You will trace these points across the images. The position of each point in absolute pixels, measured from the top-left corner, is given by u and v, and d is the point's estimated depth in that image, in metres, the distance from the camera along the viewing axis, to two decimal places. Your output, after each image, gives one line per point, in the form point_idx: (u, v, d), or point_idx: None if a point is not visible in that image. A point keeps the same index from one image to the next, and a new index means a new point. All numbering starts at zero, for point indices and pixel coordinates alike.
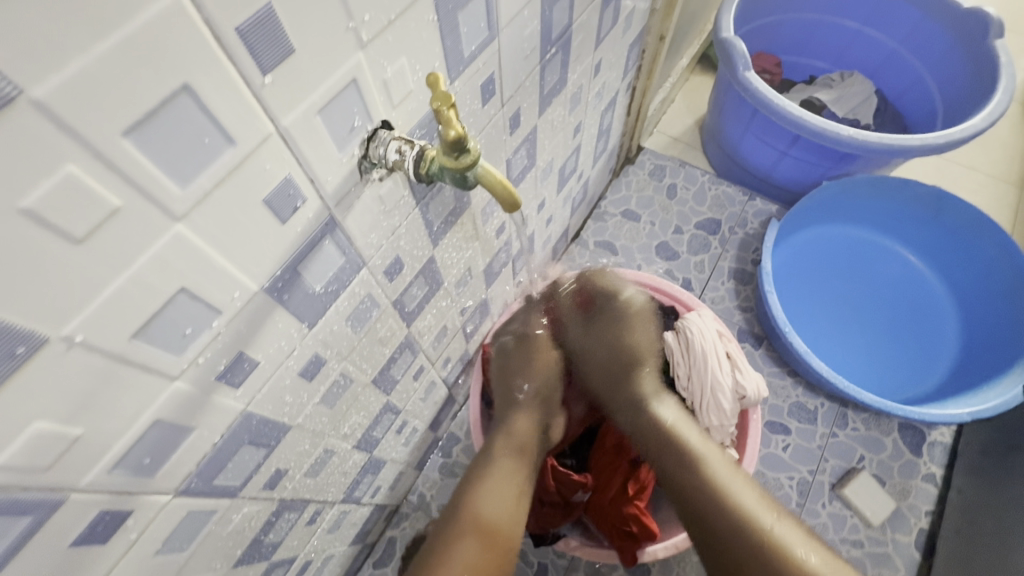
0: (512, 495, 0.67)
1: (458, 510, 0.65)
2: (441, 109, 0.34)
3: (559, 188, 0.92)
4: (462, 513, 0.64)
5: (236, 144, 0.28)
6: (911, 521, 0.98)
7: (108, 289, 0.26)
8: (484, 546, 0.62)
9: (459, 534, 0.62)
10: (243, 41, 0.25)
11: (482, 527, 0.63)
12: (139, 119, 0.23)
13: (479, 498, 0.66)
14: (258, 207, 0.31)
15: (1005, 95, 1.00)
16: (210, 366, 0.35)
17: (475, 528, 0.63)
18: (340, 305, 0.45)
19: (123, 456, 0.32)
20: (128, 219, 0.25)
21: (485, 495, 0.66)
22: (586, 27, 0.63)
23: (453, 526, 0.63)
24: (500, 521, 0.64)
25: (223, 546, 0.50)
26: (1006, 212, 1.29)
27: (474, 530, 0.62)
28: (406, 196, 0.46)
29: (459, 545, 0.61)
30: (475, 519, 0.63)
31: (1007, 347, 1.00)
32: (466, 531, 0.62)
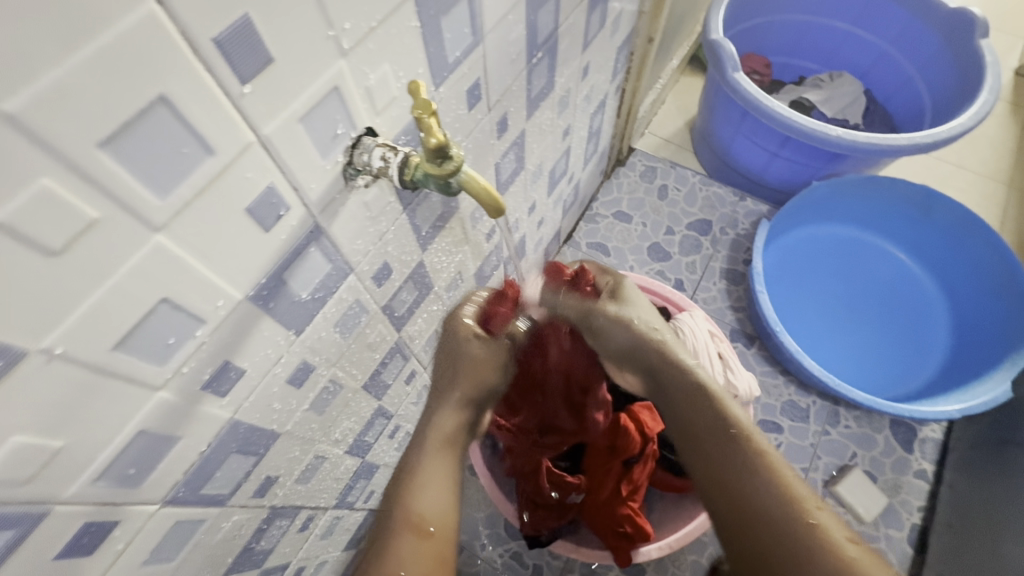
0: (446, 488, 0.57)
1: (391, 509, 0.56)
2: (422, 117, 0.34)
3: (550, 191, 0.92)
4: (397, 510, 0.55)
5: (215, 154, 0.28)
6: (903, 517, 0.99)
7: (87, 301, 0.26)
8: (420, 539, 0.53)
9: (393, 532, 0.54)
10: (221, 51, 0.25)
11: (417, 520, 0.54)
12: (116, 130, 0.23)
13: (414, 498, 0.55)
14: (240, 216, 0.31)
15: (991, 94, 1.01)
16: (195, 375, 0.35)
17: (410, 522, 0.54)
18: (327, 311, 0.45)
19: (107, 467, 0.32)
20: (106, 230, 0.25)
21: (420, 493, 0.56)
22: (572, 31, 0.64)
23: (388, 525, 0.54)
24: (438, 515, 0.55)
25: (213, 554, 0.50)
26: (994, 209, 1.31)
27: (411, 526, 0.54)
28: (394, 201, 0.46)
29: (394, 544, 0.52)
30: (409, 515, 0.54)
31: (997, 343, 1.01)
32: (402, 527, 0.53)
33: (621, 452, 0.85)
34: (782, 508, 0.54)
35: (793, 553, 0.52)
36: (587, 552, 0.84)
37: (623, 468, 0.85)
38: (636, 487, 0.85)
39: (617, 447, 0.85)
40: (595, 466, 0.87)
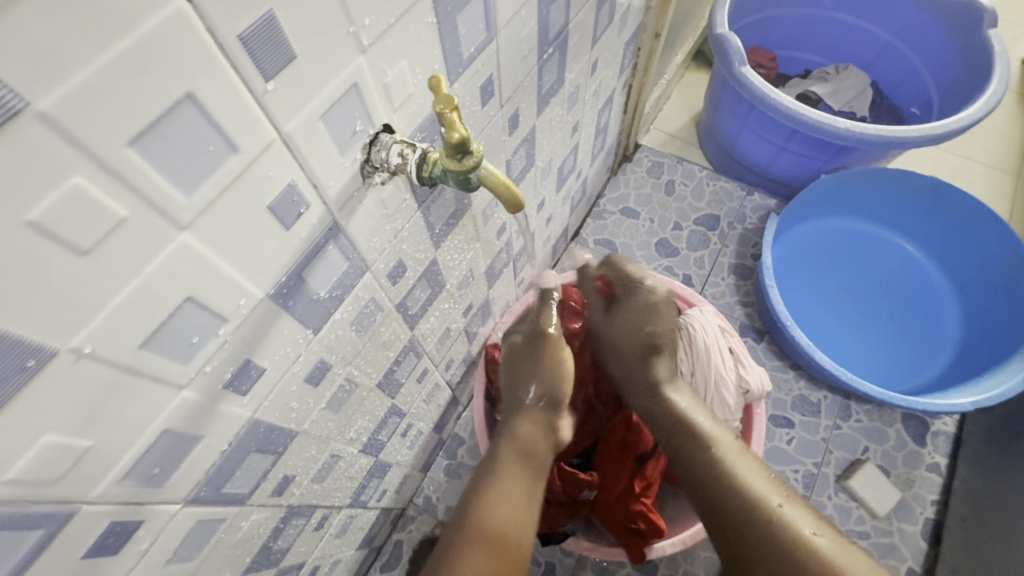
0: (522, 503, 0.57)
1: (465, 517, 0.54)
2: (444, 112, 0.34)
3: (558, 188, 0.92)
4: (469, 521, 0.54)
5: (239, 151, 0.28)
6: (916, 511, 0.99)
7: (114, 300, 0.26)
8: (493, 556, 0.51)
9: (466, 541, 0.52)
10: (245, 48, 0.25)
11: (492, 534, 0.53)
12: (144, 127, 0.23)
13: (488, 509, 0.55)
14: (263, 214, 0.31)
15: (1002, 84, 1.00)
16: (217, 374, 0.35)
17: (484, 536, 0.52)
18: (344, 310, 0.45)
19: (132, 467, 0.32)
20: (134, 228, 0.25)
21: (495, 502, 0.55)
22: (582, 26, 0.63)
23: (461, 534, 0.53)
24: (512, 530, 0.54)
25: (232, 553, 0.50)
26: (1004, 201, 1.30)
27: (487, 538, 0.52)
28: (409, 199, 0.46)
29: (470, 556, 0.50)
30: (484, 527, 0.53)
31: (1009, 335, 1.01)
32: (476, 538, 0.52)
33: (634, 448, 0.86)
34: (757, 527, 0.55)
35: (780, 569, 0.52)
36: (603, 549, 0.82)
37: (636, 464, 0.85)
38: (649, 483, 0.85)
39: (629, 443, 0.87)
40: (607, 463, 0.87)
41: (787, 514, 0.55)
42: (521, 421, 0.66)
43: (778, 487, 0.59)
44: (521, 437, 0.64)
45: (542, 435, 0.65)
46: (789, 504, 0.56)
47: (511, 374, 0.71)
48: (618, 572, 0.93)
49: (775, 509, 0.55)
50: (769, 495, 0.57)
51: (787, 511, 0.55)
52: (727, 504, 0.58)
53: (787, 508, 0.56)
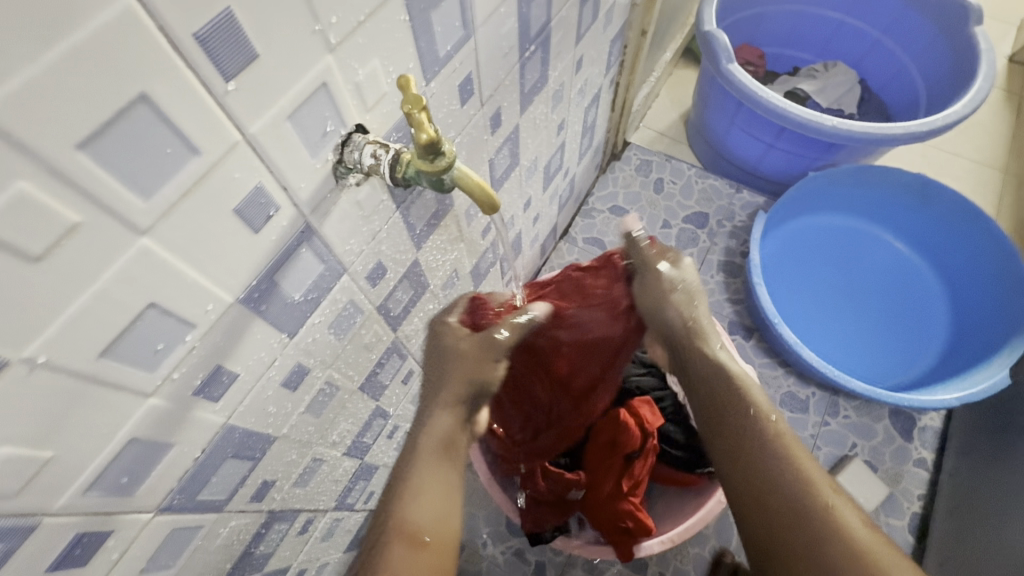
0: (439, 491, 0.54)
1: (384, 518, 0.52)
2: (413, 112, 0.33)
3: (546, 186, 0.91)
4: (388, 522, 0.51)
5: (201, 154, 0.27)
6: (904, 505, 1.00)
7: (71, 308, 0.25)
8: (415, 551, 0.50)
9: (383, 544, 0.50)
10: (203, 48, 0.25)
11: (411, 531, 0.50)
12: (95, 130, 0.22)
13: (402, 504, 0.52)
14: (229, 217, 0.31)
15: (987, 81, 1.00)
16: (187, 381, 0.34)
17: (404, 533, 0.50)
18: (321, 313, 0.44)
19: (98, 476, 0.31)
20: (88, 234, 0.24)
21: (407, 498, 0.52)
22: (565, 23, 0.63)
23: (379, 538, 0.50)
24: (433, 521, 0.52)
25: (212, 560, 0.49)
26: (990, 197, 1.31)
27: (404, 536, 0.50)
28: (387, 199, 0.45)
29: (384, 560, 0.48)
30: (403, 524, 0.51)
31: (994, 330, 1.02)
32: (392, 538, 0.50)
33: (621, 447, 0.83)
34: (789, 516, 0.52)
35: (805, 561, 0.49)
36: (591, 549, 0.83)
37: (624, 463, 0.84)
38: (637, 482, 0.84)
39: (617, 443, 0.84)
40: (596, 462, 0.86)
41: (841, 514, 0.50)
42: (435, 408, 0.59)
43: (827, 485, 0.53)
44: (436, 427, 0.58)
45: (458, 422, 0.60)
46: (842, 503, 0.51)
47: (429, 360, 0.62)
48: (608, 570, 0.93)
49: (826, 500, 0.51)
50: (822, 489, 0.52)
51: (840, 509, 0.50)
52: (779, 493, 0.52)
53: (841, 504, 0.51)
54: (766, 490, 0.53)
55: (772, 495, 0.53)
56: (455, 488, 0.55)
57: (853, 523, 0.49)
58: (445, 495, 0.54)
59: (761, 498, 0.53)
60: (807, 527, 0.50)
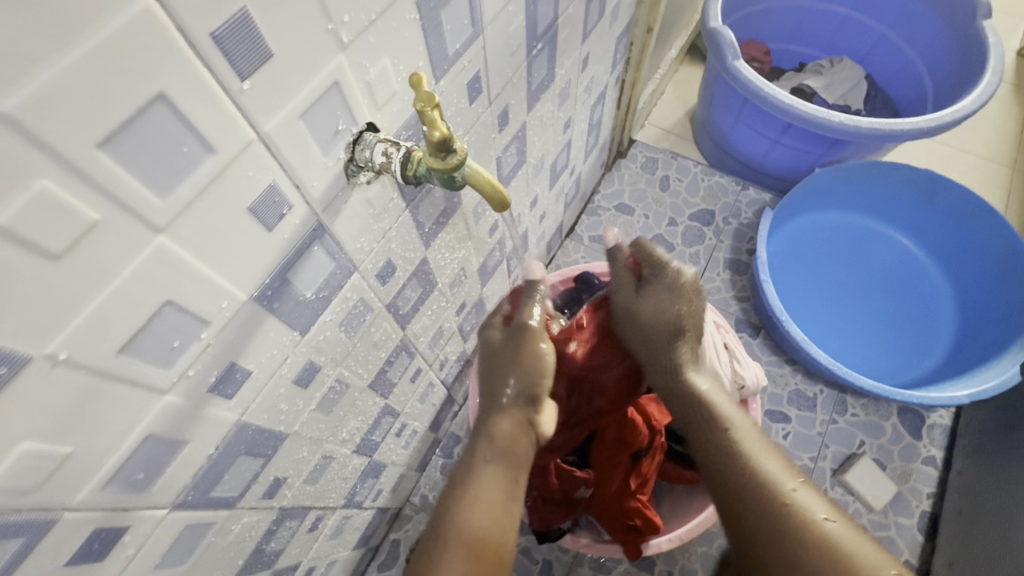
0: (498, 503, 0.54)
1: (441, 524, 0.53)
2: (425, 110, 0.33)
3: (552, 184, 0.91)
4: (448, 526, 0.52)
5: (216, 152, 0.27)
6: (912, 504, 0.99)
7: (90, 305, 0.25)
8: (472, 560, 0.49)
9: (444, 546, 0.50)
10: (220, 47, 0.25)
11: (472, 539, 0.51)
12: (114, 129, 0.23)
13: (462, 513, 0.53)
14: (243, 215, 0.31)
15: (996, 76, 0.99)
16: (201, 378, 0.34)
17: (463, 539, 0.51)
18: (331, 311, 0.44)
19: (115, 473, 0.32)
20: (107, 232, 0.24)
21: (469, 504, 0.54)
22: (572, 21, 0.63)
23: (438, 542, 0.51)
24: (491, 533, 0.52)
25: (224, 556, 0.50)
26: (999, 193, 1.30)
27: (461, 541, 0.50)
28: (397, 198, 0.45)
29: (445, 561, 0.49)
30: (462, 531, 0.51)
31: (1003, 327, 1.01)
32: (452, 543, 0.50)
33: (629, 446, 0.84)
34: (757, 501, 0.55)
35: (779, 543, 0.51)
36: (599, 547, 0.83)
37: (631, 461, 0.84)
38: (644, 481, 0.84)
39: (624, 440, 0.85)
40: (603, 460, 0.86)
41: (800, 498, 0.54)
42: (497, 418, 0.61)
43: (794, 472, 0.58)
44: (497, 437, 0.60)
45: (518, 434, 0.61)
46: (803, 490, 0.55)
47: (490, 370, 0.65)
48: (615, 568, 0.93)
49: (788, 491, 0.54)
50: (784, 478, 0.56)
51: (801, 495, 0.54)
52: (752, 491, 0.56)
53: (800, 492, 0.55)
54: (742, 490, 0.56)
55: (746, 493, 0.56)
56: (513, 509, 0.56)
57: (811, 506, 0.53)
58: (504, 511, 0.55)
59: (736, 496, 0.57)
60: (770, 514, 0.53)
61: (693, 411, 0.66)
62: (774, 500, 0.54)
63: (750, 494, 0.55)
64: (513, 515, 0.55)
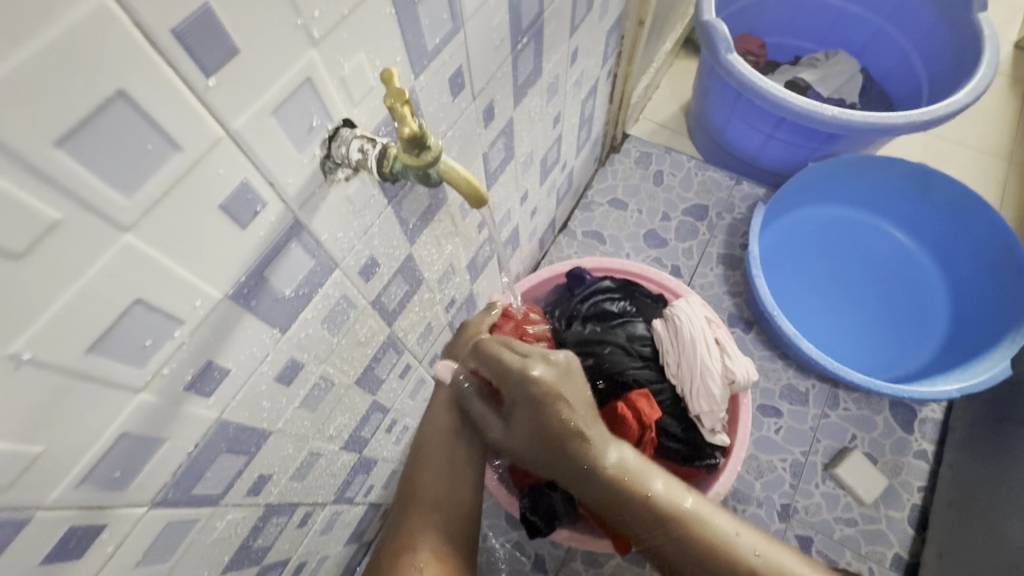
0: (450, 465, 0.61)
1: (404, 494, 0.60)
2: (395, 105, 0.33)
3: (542, 179, 0.91)
4: (407, 496, 0.59)
5: (183, 150, 0.27)
6: (903, 497, 1.00)
7: (54, 305, 0.25)
8: (437, 514, 0.57)
9: (407, 514, 0.58)
10: (182, 43, 0.25)
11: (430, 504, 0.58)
12: (72, 127, 0.22)
13: (419, 480, 0.60)
14: (215, 213, 0.31)
15: (990, 69, 0.99)
16: (177, 376, 0.34)
17: (421, 505, 0.58)
18: (313, 308, 0.44)
19: (90, 471, 0.32)
20: (70, 231, 0.24)
21: (424, 476, 0.60)
22: (559, 15, 0.62)
23: (402, 509, 0.58)
24: (449, 493, 0.59)
25: (209, 553, 0.50)
26: (994, 186, 1.29)
27: (422, 504, 0.58)
28: (378, 194, 0.45)
29: (410, 527, 0.56)
30: (421, 499, 0.58)
31: (994, 322, 1.01)
32: (411, 509, 0.57)
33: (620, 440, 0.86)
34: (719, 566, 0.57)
35: None
36: (589, 541, 0.85)
37: None
38: None
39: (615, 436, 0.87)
40: None
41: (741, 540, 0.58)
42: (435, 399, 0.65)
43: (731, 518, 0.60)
44: (437, 414, 0.64)
45: (456, 409, 0.65)
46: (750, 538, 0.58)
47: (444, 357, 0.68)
48: (607, 562, 0.94)
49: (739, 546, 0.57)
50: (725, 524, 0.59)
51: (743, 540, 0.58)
52: (706, 563, 0.57)
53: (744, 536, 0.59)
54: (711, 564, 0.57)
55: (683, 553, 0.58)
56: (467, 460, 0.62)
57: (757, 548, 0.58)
58: (457, 472, 0.61)
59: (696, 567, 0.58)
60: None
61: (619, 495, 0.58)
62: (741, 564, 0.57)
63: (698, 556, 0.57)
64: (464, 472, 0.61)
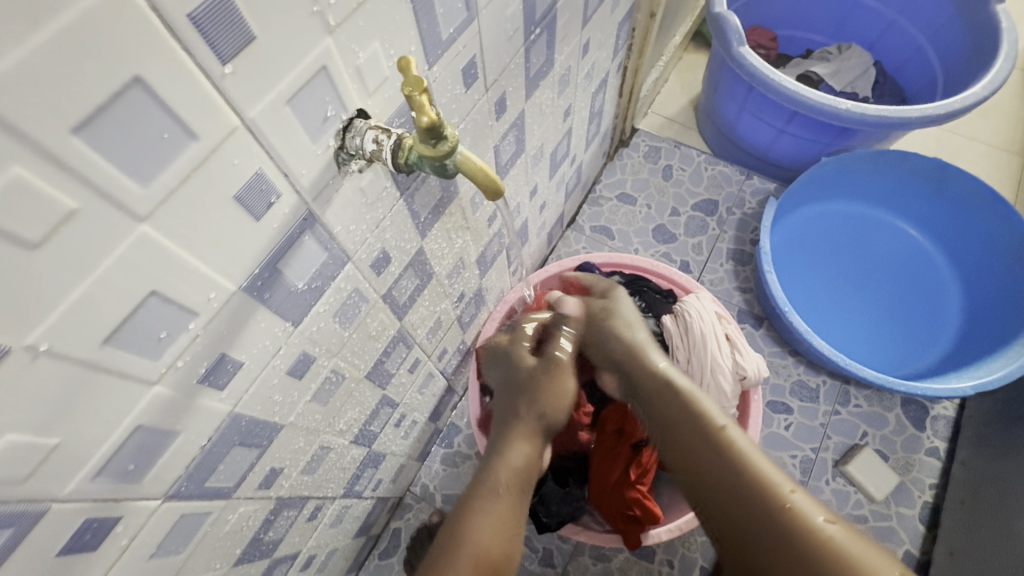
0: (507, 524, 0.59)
1: (451, 534, 0.57)
2: (413, 95, 0.32)
3: (552, 173, 0.90)
4: (455, 536, 0.57)
5: (199, 139, 0.27)
6: (915, 495, 0.99)
7: (71, 296, 0.25)
8: (475, 567, 0.54)
9: (451, 552, 0.55)
10: (198, 29, 0.24)
11: (481, 552, 0.55)
12: (89, 114, 0.22)
13: (473, 524, 0.57)
14: (229, 204, 0.30)
15: (1008, 61, 0.97)
16: (191, 369, 0.34)
17: (473, 553, 0.55)
18: (325, 301, 0.44)
19: (106, 463, 0.32)
20: (87, 221, 0.24)
21: (480, 519, 0.58)
22: (571, 6, 0.62)
23: (449, 547, 0.55)
24: (499, 546, 0.57)
25: (221, 546, 0.50)
26: (1008, 181, 1.27)
27: (472, 546, 0.55)
28: (390, 186, 0.45)
29: (452, 561, 0.53)
30: (474, 545, 0.55)
31: (1009, 319, 1.00)
32: (462, 552, 0.54)
33: (630, 435, 0.86)
34: (753, 499, 0.54)
35: (770, 542, 0.51)
36: (599, 536, 0.85)
37: (631, 451, 0.86)
38: (645, 471, 0.85)
39: (625, 430, 0.87)
40: (602, 449, 0.87)
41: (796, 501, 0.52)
42: (513, 442, 0.67)
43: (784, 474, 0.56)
44: (512, 462, 0.65)
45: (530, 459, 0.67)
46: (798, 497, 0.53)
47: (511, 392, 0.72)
48: (616, 558, 0.93)
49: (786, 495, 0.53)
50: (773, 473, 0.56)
51: (803, 506, 0.52)
52: (742, 496, 0.55)
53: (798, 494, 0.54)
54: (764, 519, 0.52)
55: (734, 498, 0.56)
56: (516, 525, 0.60)
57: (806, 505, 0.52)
58: (510, 535, 0.58)
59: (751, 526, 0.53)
60: (779, 530, 0.51)
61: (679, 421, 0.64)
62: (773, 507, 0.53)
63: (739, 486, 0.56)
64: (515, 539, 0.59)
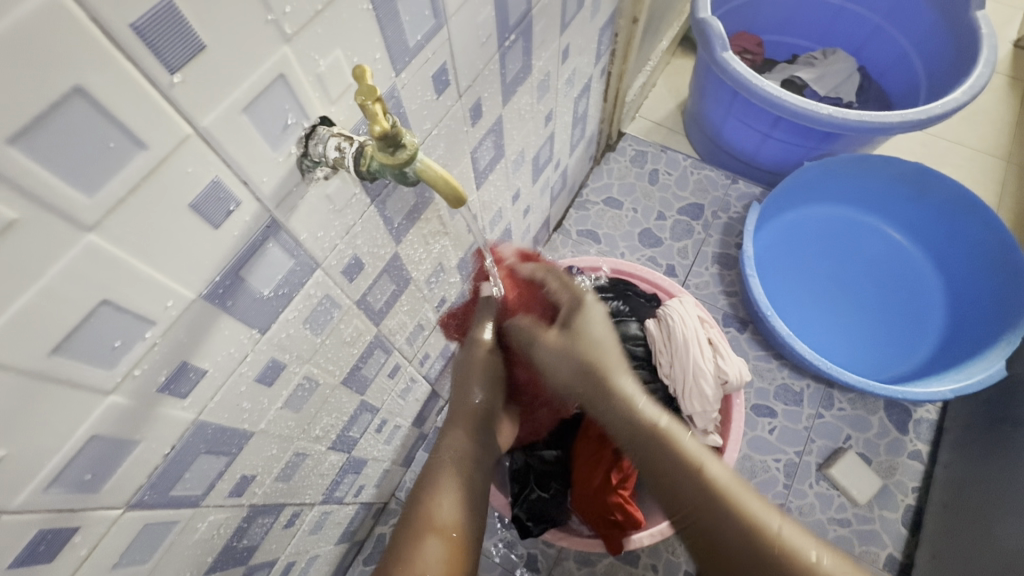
0: (465, 498, 0.60)
1: (414, 509, 0.58)
2: (366, 104, 0.32)
3: (535, 178, 0.90)
4: (418, 517, 0.57)
5: (148, 148, 0.27)
6: (898, 498, 0.99)
7: (14, 304, 0.25)
8: (446, 544, 0.55)
9: (417, 535, 0.55)
10: (143, 39, 0.24)
11: (442, 528, 0.56)
12: (27, 124, 0.22)
13: (435, 502, 0.58)
14: (185, 212, 0.30)
15: (988, 67, 0.98)
16: (150, 377, 0.34)
17: (434, 526, 0.56)
18: (294, 308, 0.44)
19: (59, 474, 0.31)
20: (29, 231, 0.24)
21: (440, 497, 0.59)
22: (548, 13, 0.62)
23: (410, 529, 0.56)
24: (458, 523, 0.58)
25: (191, 554, 0.50)
26: (992, 186, 1.29)
27: (434, 530, 0.56)
28: (360, 193, 0.45)
29: (421, 546, 0.54)
30: (433, 521, 0.57)
31: (989, 323, 1.01)
32: (425, 531, 0.55)
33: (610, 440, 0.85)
34: (753, 547, 0.50)
35: None
36: (581, 541, 0.84)
37: (613, 456, 0.85)
38: (626, 476, 0.85)
39: (606, 436, 0.86)
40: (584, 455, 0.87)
41: (795, 552, 0.49)
42: (458, 433, 0.68)
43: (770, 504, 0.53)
44: (459, 450, 0.66)
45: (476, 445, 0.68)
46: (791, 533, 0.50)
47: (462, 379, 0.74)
48: (600, 562, 0.93)
49: (776, 536, 0.50)
50: (758, 508, 0.52)
51: (787, 538, 0.50)
52: (734, 545, 0.51)
53: (787, 527, 0.51)
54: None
55: (731, 548, 0.51)
56: (474, 505, 0.62)
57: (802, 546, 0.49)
58: (468, 507, 0.60)
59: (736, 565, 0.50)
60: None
61: (651, 446, 0.57)
62: (768, 557, 0.49)
63: (727, 529, 0.51)
64: (473, 513, 0.61)
